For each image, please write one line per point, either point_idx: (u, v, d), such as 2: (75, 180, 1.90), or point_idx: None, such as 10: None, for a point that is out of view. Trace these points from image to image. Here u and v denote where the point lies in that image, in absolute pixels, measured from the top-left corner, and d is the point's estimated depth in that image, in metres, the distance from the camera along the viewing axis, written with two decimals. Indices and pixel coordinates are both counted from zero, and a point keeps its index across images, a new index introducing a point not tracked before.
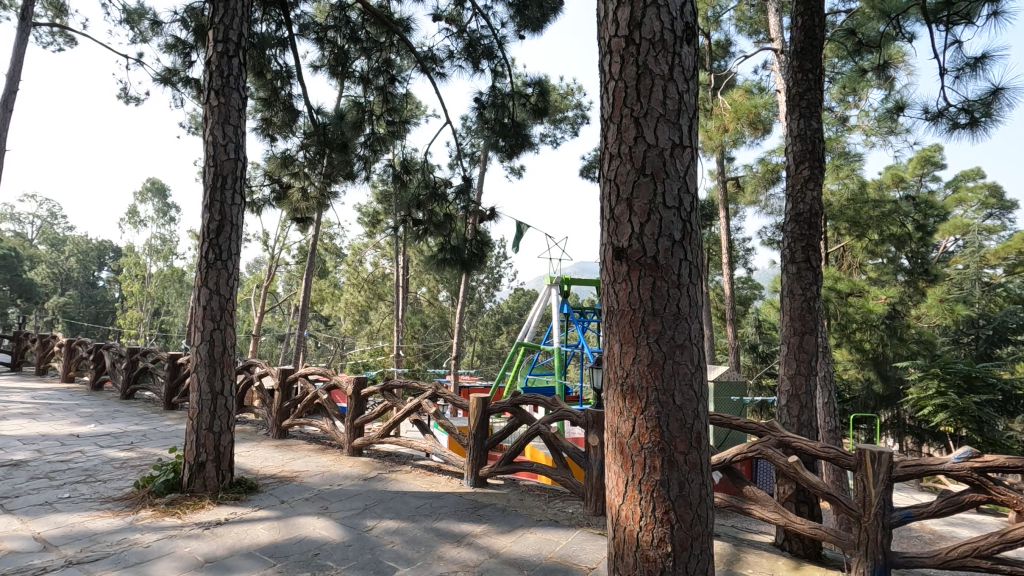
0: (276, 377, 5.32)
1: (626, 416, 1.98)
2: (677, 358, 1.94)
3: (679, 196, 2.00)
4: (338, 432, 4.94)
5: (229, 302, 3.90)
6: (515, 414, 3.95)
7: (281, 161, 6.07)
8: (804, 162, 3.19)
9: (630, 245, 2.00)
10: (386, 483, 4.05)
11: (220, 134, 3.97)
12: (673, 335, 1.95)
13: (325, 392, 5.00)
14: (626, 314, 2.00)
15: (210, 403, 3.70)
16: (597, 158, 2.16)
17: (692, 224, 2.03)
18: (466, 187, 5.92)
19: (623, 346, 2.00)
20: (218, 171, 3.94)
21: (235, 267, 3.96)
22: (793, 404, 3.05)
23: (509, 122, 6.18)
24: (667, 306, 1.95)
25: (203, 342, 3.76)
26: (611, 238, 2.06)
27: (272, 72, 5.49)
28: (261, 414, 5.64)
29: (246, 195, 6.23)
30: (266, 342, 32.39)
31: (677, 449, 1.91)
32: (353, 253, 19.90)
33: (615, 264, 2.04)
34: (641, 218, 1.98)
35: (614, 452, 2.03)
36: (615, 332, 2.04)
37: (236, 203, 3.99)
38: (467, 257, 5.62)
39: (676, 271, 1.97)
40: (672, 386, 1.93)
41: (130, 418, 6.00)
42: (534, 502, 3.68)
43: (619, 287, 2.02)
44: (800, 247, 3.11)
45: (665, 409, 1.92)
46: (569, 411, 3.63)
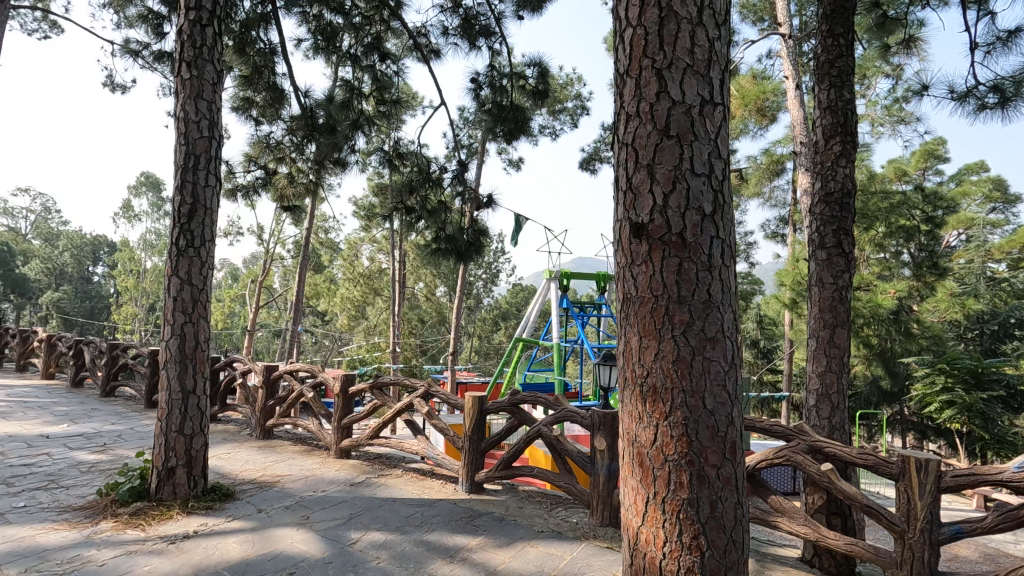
0: (261, 374, 5.01)
1: (647, 422, 1.67)
2: (709, 354, 1.64)
3: (709, 160, 1.69)
4: (325, 432, 4.63)
5: (203, 292, 3.59)
6: (514, 414, 3.64)
7: (266, 144, 5.80)
8: (835, 137, 2.88)
9: (651, 218, 1.69)
10: (375, 489, 3.74)
11: (192, 110, 3.64)
12: (702, 327, 1.64)
13: (311, 390, 4.68)
14: (646, 301, 1.69)
15: (181, 403, 3.39)
16: (612, 120, 1.84)
17: (724, 195, 1.71)
18: (462, 173, 5.58)
19: (642, 339, 1.70)
20: (190, 149, 3.62)
21: (209, 255, 3.65)
22: (824, 405, 2.75)
23: (507, 105, 5.84)
24: (697, 292, 1.64)
25: (174, 336, 3.45)
26: (628, 211, 1.76)
27: (255, 49, 5.18)
28: (245, 413, 5.33)
29: (231, 182, 5.88)
30: (263, 337, 32.10)
31: (707, 464, 1.61)
32: (349, 246, 19.59)
33: (633, 243, 1.73)
34: (664, 187, 1.67)
35: (632, 464, 1.72)
36: (632, 323, 1.74)
37: (210, 185, 3.68)
38: (463, 246, 5.34)
39: (706, 249, 1.66)
40: (701, 388, 1.63)
41: (108, 416, 5.70)
42: (535, 510, 3.37)
43: (637, 269, 1.72)
44: (831, 230, 2.80)
45: (694, 413, 1.62)
46: (573, 411, 3.33)
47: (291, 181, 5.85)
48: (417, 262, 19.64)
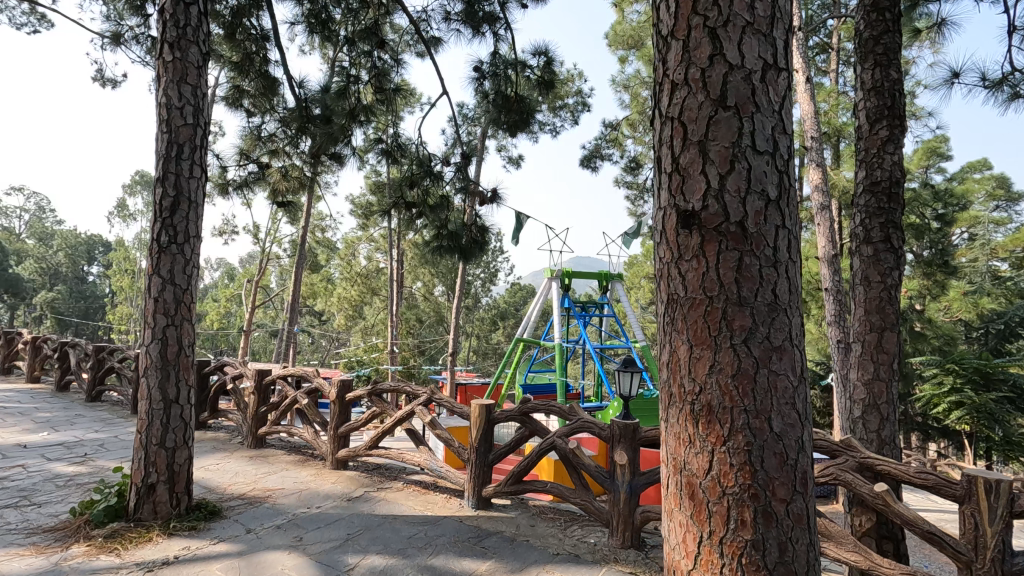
0: (252, 379, 4.74)
1: (699, 446, 1.41)
2: (776, 366, 1.37)
3: (773, 136, 1.42)
4: (321, 441, 4.35)
5: (188, 293, 3.31)
6: (525, 424, 3.36)
7: (257, 136, 5.52)
8: (882, 121, 2.62)
9: (704, 202, 1.42)
10: (374, 505, 3.46)
11: (175, 94, 3.36)
12: (767, 336, 1.37)
13: (305, 397, 4.40)
14: (698, 303, 1.43)
15: (162, 413, 3.11)
16: (653, 90, 1.57)
17: (790, 176, 1.45)
18: (465, 164, 5.29)
19: (693, 349, 1.43)
20: (172, 138, 3.34)
21: (194, 253, 3.37)
22: (871, 417, 2.54)
23: (511, 95, 5.56)
24: (761, 293, 1.38)
25: (155, 340, 3.17)
26: (674, 195, 1.49)
27: (245, 33, 4.87)
28: (235, 420, 5.05)
29: (222, 176, 5.57)
30: (259, 337, 31.73)
31: (775, 498, 1.35)
32: (346, 245, 19.27)
33: (681, 234, 1.47)
34: (721, 168, 1.41)
35: (680, 494, 1.46)
36: (679, 328, 1.47)
37: (196, 177, 3.40)
38: (466, 244, 5.10)
39: (770, 240, 1.40)
40: (768, 407, 1.36)
41: (92, 423, 5.41)
42: (548, 529, 3.10)
43: (686, 263, 1.45)
44: (879, 224, 2.56)
45: (759, 437, 1.35)
46: (590, 422, 3.06)
47: (284, 175, 5.55)
48: (415, 261, 19.34)
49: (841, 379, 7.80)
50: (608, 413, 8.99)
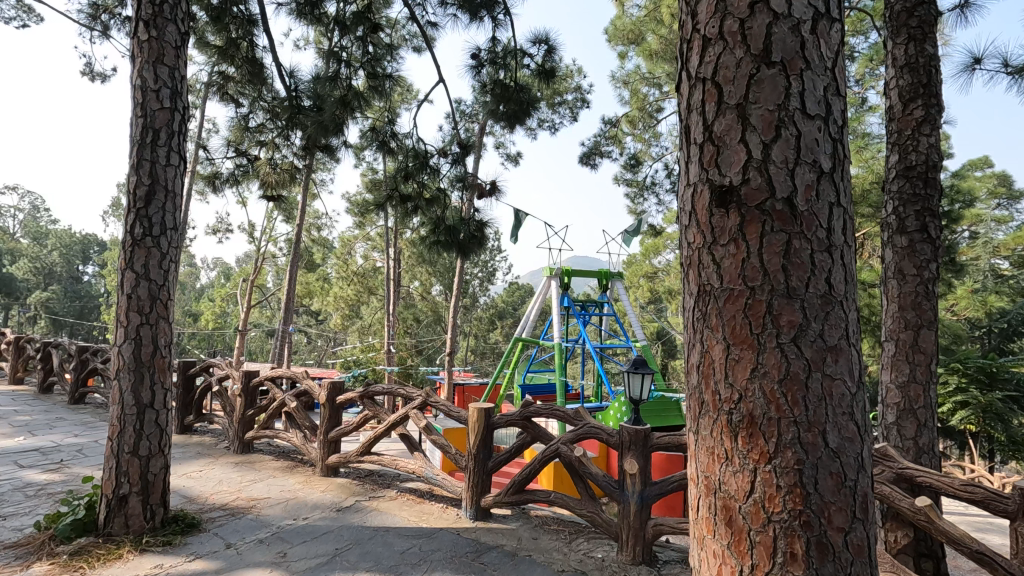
0: (238, 381, 4.51)
1: (739, 463, 1.19)
2: (830, 370, 1.16)
3: (825, 98, 1.21)
4: (310, 447, 4.12)
5: (165, 289, 3.08)
6: (527, 429, 3.14)
7: (245, 126, 5.28)
8: (918, 99, 2.94)
9: (743, 173, 1.20)
10: (366, 516, 3.24)
11: (151, 76, 3.12)
12: (821, 335, 1.16)
13: (294, 400, 4.18)
14: (736, 295, 1.21)
15: (135, 419, 2.89)
16: (682, 49, 1.36)
17: (844, 145, 1.23)
18: (463, 156, 5.04)
19: (729, 348, 1.22)
20: (148, 123, 3.11)
21: (172, 246, 3.14)
22: (908, 423, 2.87)
23: (510, 85, 5.33)
24: (813, 282, 1.16)
25: (128, 340, 2.94)
26: (707, 167, 1.28)
27: (232, 18, 4.63)
28: (222, 424, 4.81)
29: (210, 169, 5.33)
30: (256, 337, 31.40)
31: (831, 527, 1.13)
32: (342, 244, 19.00)
33: (716, 215, 1.25)
34: (765, 135, 1.19)
35: (713, 520, 1.24)
36: (712, 324, 1.26)
37: (173, 165, 3.16)
38: (464, 239, 4.86)
39: (823, 219, 1.18)
40: (822, 418, 1.14)
41: (72, 427, 5.17)
42: (552, 543, 2.88)
43: (722, 249, 1.24)
44: (914, 211, 2.90)
45: (811, 453, 1.13)
46: (598, 427, 2.84)
47: (274, 168, 5.33)
48: (412, 260, 19.08)
49: None
50: (609, 414, 8.76)
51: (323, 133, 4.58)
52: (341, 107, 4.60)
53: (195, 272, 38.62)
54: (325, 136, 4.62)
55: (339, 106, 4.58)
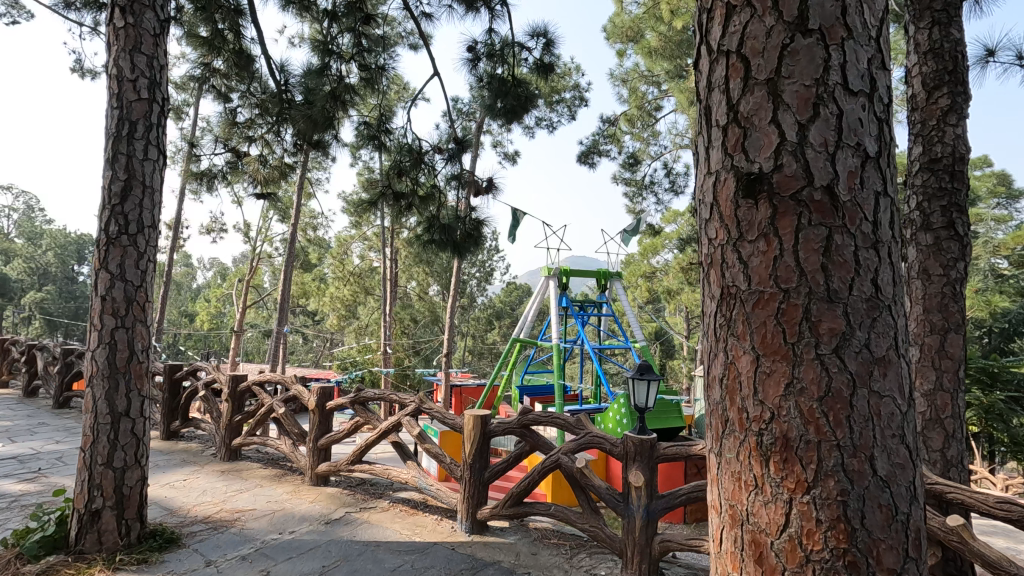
0: (225, 386, 4.34)
1: (771, 492, 1.04)
2: (878, 386, 1.00)
3: (870, 73, 1.05)
4: (299, 454, 3.95)
5: (142, 290, 2.91)
6: (525, 438, 2.98)
7: (232, 121, 5.08)
8: (944, 87, 2.86)
9: (776, 158, 1.04)
10: (355, 529, 3.07)
11: (128, 65, 2.95)
12: (867, 344, 1.00)
13: (282, 405, 4.01)
14: (766, 299, 1.06)
15: (109, 428, 2.72)
16: (703, 19, 1.20)
17: (890, 126, 1.08)
18: (458, 152, 4.87)
19: (759, 360, 1.06)
20: (124, 114, 2.93)
21: (149, 245, 2.96)
22: (936, 434, 2.73)
23: (508, 79, 5.15)
24: (858, 284, 1.01)
25: (102, 345, 2.77)
26: (732, 152, 1.12)
27: (219, 7, 4.45)
28: (209, 430, 4.64)
29: (197, 165, 5.15)
30: (252, 338, 31.15)
31: (880, 569, 0.97)
32: (339, 244, 18.81)
33: (744, 207, 1.09)
34: (801, 114, 1.03)
35: (740, 555, 1.09)
36: (738, 333, 1.10)
37: (151, 159, 2.99)
38: (460, 238, 4.69)
39: (869, 210, 1.02)
40: (868, 441, 0.99)
41: (54, 434, 4.99)
42: (552, 559, 2.71)
43: (750, 246, 1.08)
44: (940, 207, 2.80)
45: (856, 482, 0.98)
46: (601, 437, 2.67)
47: (264, 164, 5.15)
48: (409, 260, 18.87)
49: None
50: (608, 417, 8.59)
51: (312, 128, 4.41)
52: (332, 101, 4.43)
53: (191, 272, 38.34)
54: (316, 132, 4.44)
55: (330, 100, 4.41)
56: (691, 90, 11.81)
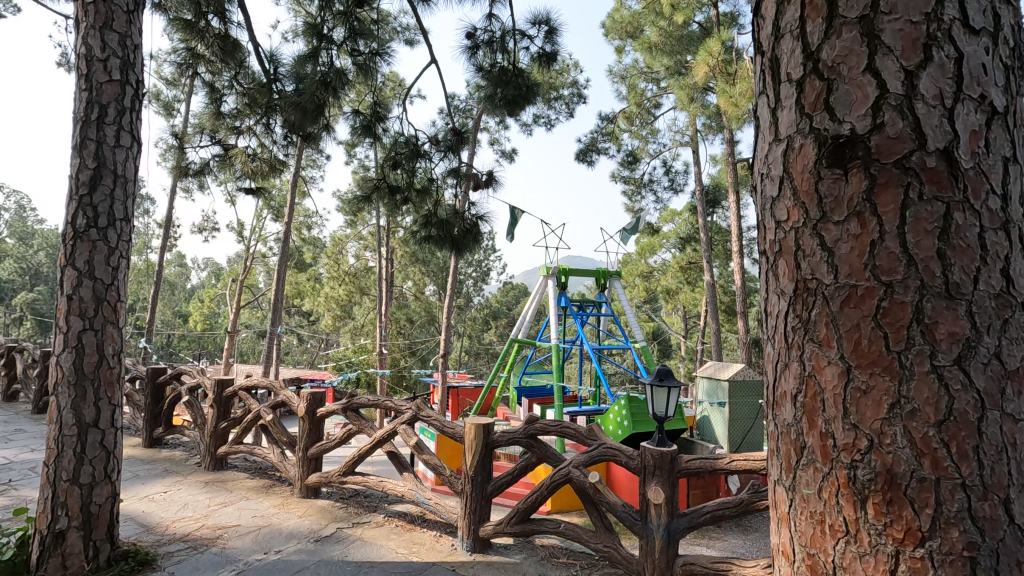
0: (211, 391, 4.11)
1: (871, 540, 0.81)
2: (1012, 408, 0.78)
3: (992, 7, 0.83)
4: (288, 463, 3.71)
5: (113, 288, 2.66)
6: (532, 448, 2.75)
7: (217, 111, 4.80)
8: None
9: (876, 115, 0.82)
10: (347, 547, 2.84)
11: (97, 44, 2.70)
12: (997, 354, 0.78)
13: (270, 411, 3.77)
14: (860, 295, 0.83)
15: (76, 441, 2.47)
16: None
17: (1017, 75, 0.85)
18: (457, 143, 4.61)
19: (850, 374, 0.84)
20: (93, 96, 2.68)
21: (121, 240, 2.71)
22: None
23: (509, 68, 4.91)
24: (985, 276, 0.78)
25: (68, 349, 2.53)
26: (810, 112, 0.89)
27: None
28: (193, 437, 4.39)
29: (182, 158, 4.89)
30: (247, 338, 30.80)
31: None
32: (334, 244, 18.51)
33: (830, 180, 0.87)
34: (908, 57, 0.81)
35: None
36: (821, 338, 0.88)
37: (124, 146, 2.74)
38: (458, 233, 4.46)
39: (996, 181, 0.80)
40: (1002, 480, 0.76)
41: (30, 442, 4.72)
42: None
43: (837, 230, 0.86)
44: None
45: (990, 533, 0.75)
46: (615, 448, 2.45)
47: (251, 156, 4.90)
48: (406, 259, 18.60)
49: None
50: (609, 419, 8.35)
51: (302, 118, 4.17)
52: (323, 89, 4.20)
53: (185, 272, 37.97)
54: (306, 122, 4.21)
55: (320, 88, 4.17)
56: (691, 87, 11.59)
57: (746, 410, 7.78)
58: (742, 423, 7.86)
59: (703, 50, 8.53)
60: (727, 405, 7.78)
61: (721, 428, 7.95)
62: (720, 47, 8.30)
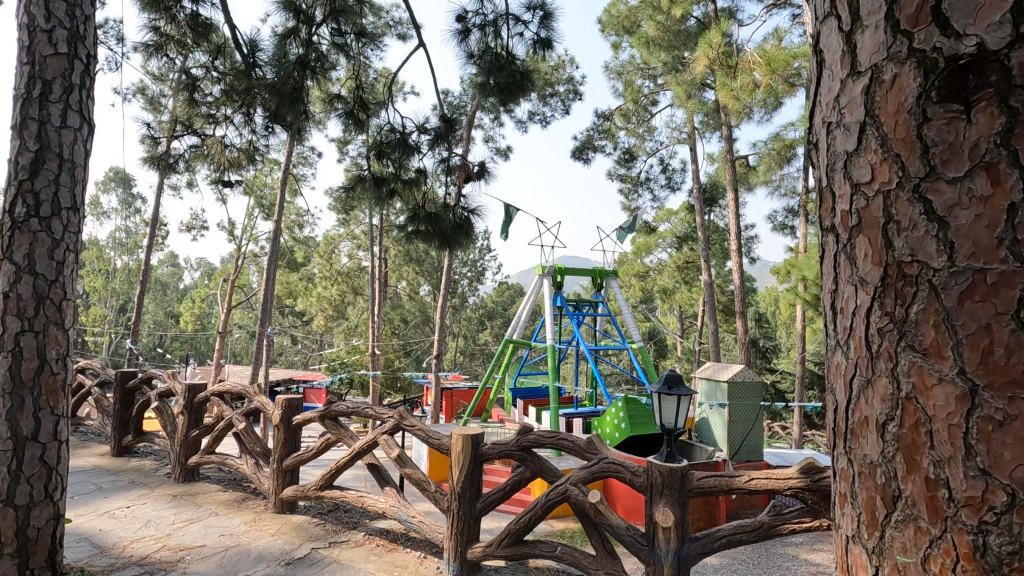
0: (182, 397, 3.84)
1: None
2: None
3: None
4: (262, 475, 3.44)
5: (56, 286, 2.38)
6: (525, 463, 2.49)
7: (190, 99, 4.40)
8: None
9: (1019, 22, 0.56)
10: (321, 569, 2.57)
11: (40, 12, 2.41)
12: None
13: (242, 420, 3.49)
14: (996, 286, 0.57)
15: (11, 457, 2.19)
16: None
17: None
18: (446, 132, 4.33)
19: (976, 397, 0.58)
20: (36, 72, 2.40)
21: (68, 231, 2.44)
22: None
23: (502, 53, 4.65)
24: None
25: (2, 354, 2.24)
26: (909, 29, 0.64)
27: None
28: (164, 446, 4.11)
29: (154, 148, 4.57)
30: (240, 338, 30.41)
31: None
32: (326, 243, 18.19)
33: (945, 119, 0.61)
34: None
35: None
36: (930, 345, 0.62)
37: (71, 128, 2.46)
38: (449, 227, 4.20)
39: None
40: None
41: None
42: None
43: (953, 191, 0.60)
44: None
45: None
46: (618, 463, 2.19)
47: (228, 146, 4.60)
48: (399, 259, 18.31)
49: None
50: (606, 421, 8.08)
51: (280, 103, 3.87)
52: (301, 71, 3.91)
53: (178, 272, 37.62)
54: (285, 108, 3.91)
55: (297, 70, 3.88)
56: (690, 83, 11.32)
57: (743, 408, 7.54)
58: (741, 425, 7.60)
59: (702, 44, 8.27)
60: (727, 406, 7.53)
61: (720, 430, 7.71)
62: (720, 39, 8.05)
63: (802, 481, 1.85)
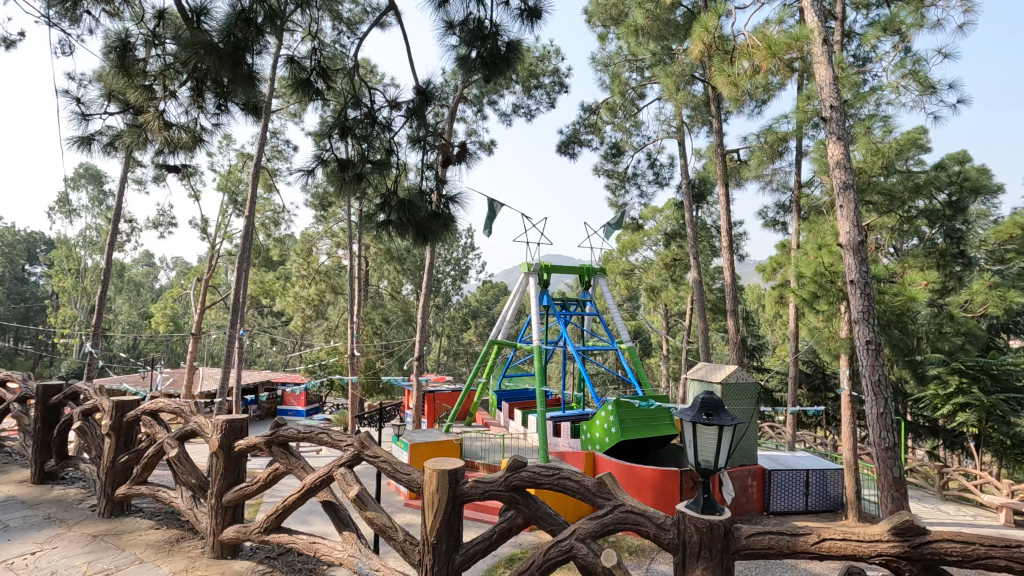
0: (108, 416, 3.27)
1: None
2: None
3: None
4: (200, 513, 2.88)
5: None
6: (517, 507, 1.98)
7: (121, 68, 3.77)
8: None
9: None
10: None
11: None
12: None
13: (175, 445, 2.94)
14: None
15: None
16: None
17: None
18: (421, 106, 3.79)
19: None
20: None
21: None
22: None
23: (486, 24, 4.10)
24: None
25: None
26: None
27: None
28: (89, 473, 3.52)
29: (85, 126, 3.95)
30: (217, 340, 29.40)
31: None
32: (303, 241, 17.44)
33: None
34: None
35: None
36: None
37: None
38: (425, 219, 3.65)
39: None
40: None
41: None
42: None
43: None
44: None
45: None
46: (642, 515, 1.69)
47: (170, 123, 3.98)
48: (379, 257, 17.65)
49: (873, 385, 5.90)
50: (595, 425, 7.59)
51: (220, 69, 2.98)
52: (245, 27, 3.03)
53: (153, 272, 36.24)
54: (227, 76, 3.04)
55: (239, 24, 2.99)
56: (678, 75, 10.85)
57: (738, 409, 7.11)
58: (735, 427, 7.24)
59: (696, 30, 7.81)
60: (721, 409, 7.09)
61: None
62: (714, 24, 7.63)
63: (897, 546, 1.39)
